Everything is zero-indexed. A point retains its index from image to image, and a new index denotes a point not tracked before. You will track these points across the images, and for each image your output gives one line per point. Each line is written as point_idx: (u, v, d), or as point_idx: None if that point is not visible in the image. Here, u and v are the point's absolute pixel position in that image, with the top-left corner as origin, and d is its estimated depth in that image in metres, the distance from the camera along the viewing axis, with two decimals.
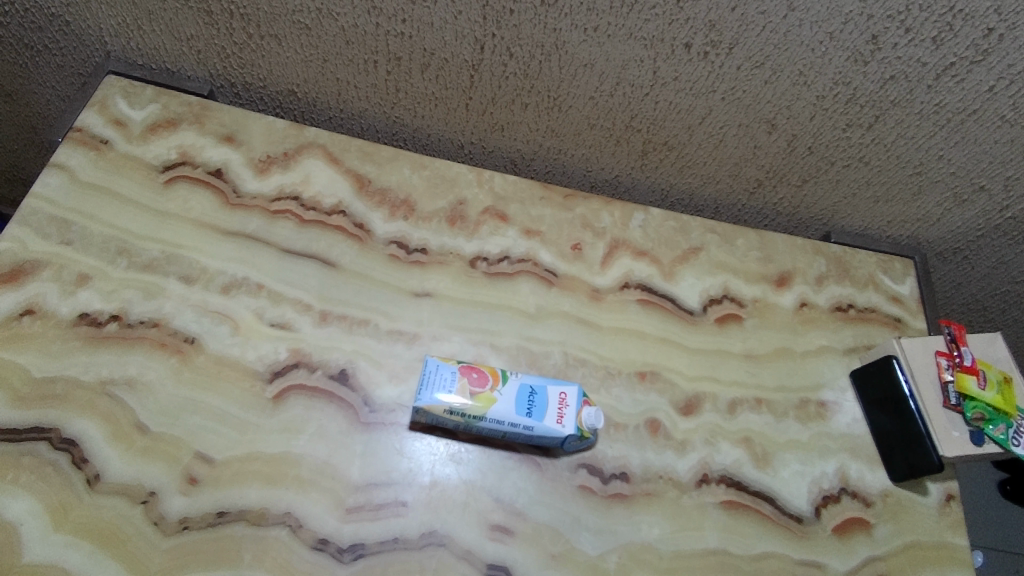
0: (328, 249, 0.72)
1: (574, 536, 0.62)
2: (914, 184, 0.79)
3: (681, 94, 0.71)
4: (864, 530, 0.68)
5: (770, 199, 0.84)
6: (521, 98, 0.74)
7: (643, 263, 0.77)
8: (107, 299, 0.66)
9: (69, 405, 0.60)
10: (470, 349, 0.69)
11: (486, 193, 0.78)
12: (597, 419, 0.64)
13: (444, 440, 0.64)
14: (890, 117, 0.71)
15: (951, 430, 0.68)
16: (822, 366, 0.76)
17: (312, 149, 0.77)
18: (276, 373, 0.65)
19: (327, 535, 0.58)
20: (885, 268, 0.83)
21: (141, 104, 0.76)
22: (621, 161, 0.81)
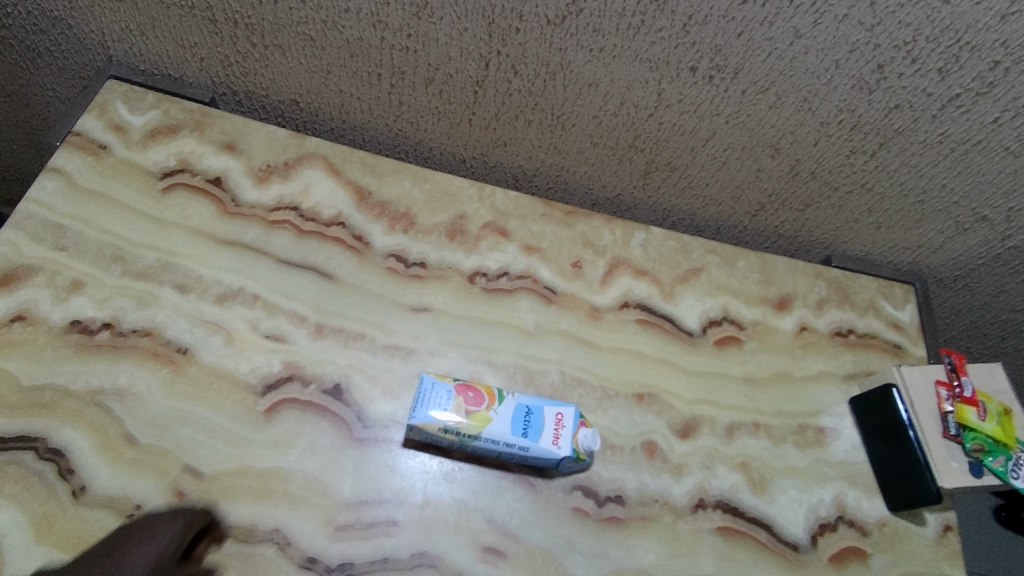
0: (325, 261, 0.71)
1: (567, 560, 0.61)
2: (916, 212, 0.79)
3: (686, 116, 0.71)
4: (860, 559, 0.67)
5: (771, 221, 0.83)
6: (524, 115, 0.74)
7: (643, 283, 0.76)
8: (100, 306, 0.65)
9: (57, 414, 0.59)
10: (467, 366, 0.68)
11: (487, 208, 0.77)
12: (593, 440, 0.63)
13: (437, 458, 0.63)
14: (895, 145, 0.71)
15: (950, 460, 0.67)
16: (822, 391, 0.75)
17: (313, 159, 0.76)
18: (269, 387, 0.64)
19: (316, 553, 0.57)
20: (886, 293, 0.83)
21: (142, 109, 0.76)
22: (623, 179, 0.81)
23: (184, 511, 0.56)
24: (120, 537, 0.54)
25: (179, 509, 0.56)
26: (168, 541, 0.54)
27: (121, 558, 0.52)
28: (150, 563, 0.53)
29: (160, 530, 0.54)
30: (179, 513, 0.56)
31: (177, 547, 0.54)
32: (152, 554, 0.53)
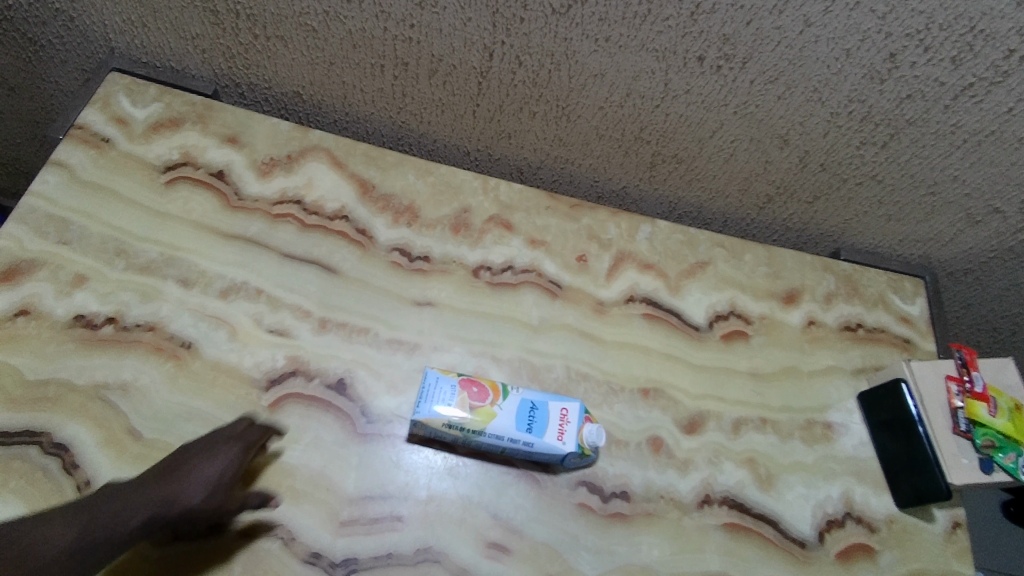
0: (329, 255, 0.71)
1: (571, 556, 0.60)
2: (927, 204, 0.78)
3: (693, 107, 0.70)
4: (868, 556, 0.66)
5: (779, 214, 0.82)
6: (529, 107, 0.73)
7: (649, 277, 0.75)
8: (104, 301, 0.65)
9: (61, 409, 0.59)
10: (471, 361, 0.68)
11: (491, 201, 0.76)
12: (598, 436, 0.63)
13: (441, 453, 0.63)
14: (906, 136, 0.70)
15: (959, 456, 0.66)
16: (829, 386, 0.74)
17: (316, 152, 0.75)
18: (272, 381, 0.64)
19: (320, 548, 0.57)
20: (896, 286, 0.82)
21: (144, 102, 0.75)
22: (629, 172, 0.80)
23: (240, 435, 0.59)
24: (180, 458, 0.56)
25: (235, 432, 0.59)
26: (227, 464, 0.56)
27: (184, 477, 0.55)
28: (212, 484, 0.55)
29: (219, 453, 0.57)
30: (236, 437, 0.58)
31: (235, 469, 0.57)
32: (214, 475, 0.55)
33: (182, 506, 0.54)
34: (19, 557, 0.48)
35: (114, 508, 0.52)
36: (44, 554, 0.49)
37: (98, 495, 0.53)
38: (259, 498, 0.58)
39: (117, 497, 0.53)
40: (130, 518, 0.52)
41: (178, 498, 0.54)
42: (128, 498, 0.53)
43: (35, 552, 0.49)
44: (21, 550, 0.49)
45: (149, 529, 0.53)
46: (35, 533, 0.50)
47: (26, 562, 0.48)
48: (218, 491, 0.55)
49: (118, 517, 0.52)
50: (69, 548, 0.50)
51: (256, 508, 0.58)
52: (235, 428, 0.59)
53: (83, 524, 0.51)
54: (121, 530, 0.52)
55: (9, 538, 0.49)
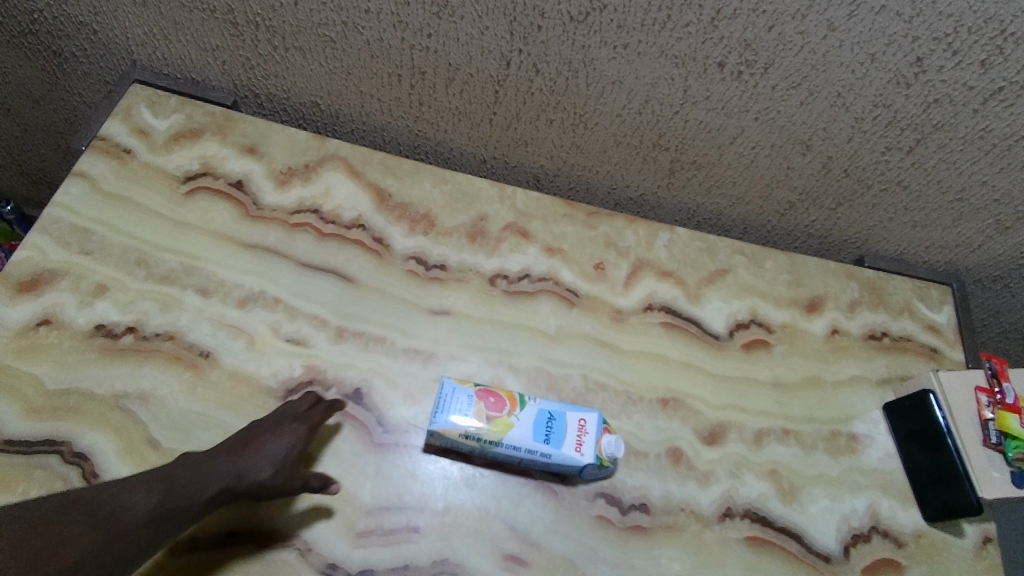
0: (345, 264, 0.71)
1: (589, 569, 0.60)
2: (954, 210, 0.76)
3: (713, 113, 0.69)
4: (895, 571, 0.64)
5: (801, 221, 0.81)
6: (546, 114, 0.73)
7: (668, 285, 0.74)
8: (124, 311, 0.66)
9: (82, 418, 0.60)
10: (488, 370, 0.67)
11: (508, 209, 0.75)
12: (617, 447, 0.62)
13: (458, 464, 0.63)
14: (933, 141, 0.69)
15: (991, 470, 0.64)
16: (854, 396, 0.73)
17: (333, 161, 0.75)
18: (289, 391, 0.64)
19: (337, 559, 0.57)
20: (922, 294, 0.80)
21: (165, 113, 0.76)
22: (647, 179, 0.79)
23: (304, 415, 0.60)
24: (248, 434, 0.58)
25: (299, 412, 0.60)
26: (293, 443, 0.58)
27: (253, 452, 0.56)
28: (278, 462, 0.57)
29: (285, 432, 0.58)
30: (301, 416, 0.60)
31: (300, 448, 0.58)
32: (281, 453, 0.57)
33: (250, 481, 0.55)
34: (105, 521, 0.49)
35: (190, 479, 0.54)
36: (128, 519, 0.50)
37: (174, 465, 0.55)
38: (320, 481, 0.58)
39: (193, 468, 0.55)
40: (205, 488, 0.54)
41: (247, 473, 0.55)
42: (203, 469, 0.55)
43: (119, 517, 0.50)
44: (106, 514, 0.50)
45: (221, 500, 0.55)
46: (117, 497, 0.51)
47: (112, 526, 0.49)
48: (284, 468, 0.57)
49: (195, 486, 0.54)
50: (150, 514, 0.51)
51: (317, 490, 0.58)
52: (300, 408, 0.60)
53: (162, 492, 0.53)
54: (197, 500, 0.53)
55: (94, 502, 0.50)
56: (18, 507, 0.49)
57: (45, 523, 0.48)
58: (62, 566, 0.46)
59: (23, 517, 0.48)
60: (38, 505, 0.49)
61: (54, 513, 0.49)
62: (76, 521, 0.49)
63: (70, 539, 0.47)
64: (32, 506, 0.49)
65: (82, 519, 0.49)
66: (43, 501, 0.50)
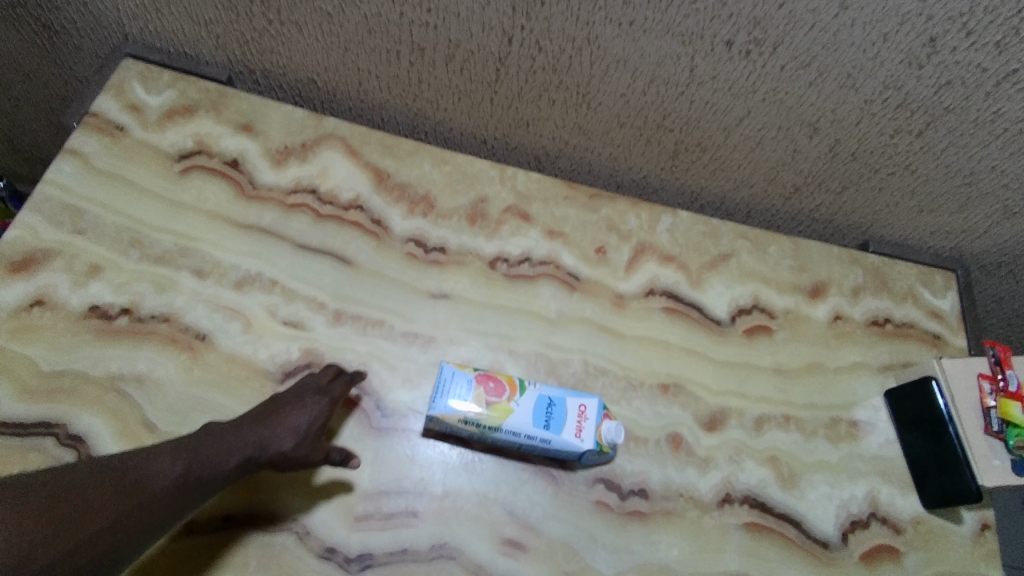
0: (343, 246, 0.70)
1: (588, 554, 0.60)
2: (962, 195, 0.75)
3: (719, 94, 0.68)
4: (893, 558, 0.64)
5: (806, 205, 0.80)
6: (549, 93, 0.71)
7: (670, 269, 0.73)
8: (119, 292, 0.65)
9: (77, 400, 0.60)
10: (487, 354, 0.67)
11: (508, 190, 0.74)
12: (617, 433, 0.61)
13: (457, 449, 0.62)
14: (942, 124, 0.67)
15: (991, 458, 0.64)
16: (855, 383, 0.72)
17: (331, 140, 0.74)
18: (287, 374, 0.64)
19: (335, 543, 0.57)
20: (926, 280, 0.79)
21: (157, 89, 0.74)
22: (650, 161, 0.78)
23: (326, 388, 0.60)
24: (270, 405, 0.58)
25: (321, 385, 0.60)
26: (316, 416, 0.58)
27: (276, 424, 0.56)
28: (300, 434, 0.57)
29: (308, 404, 0.58)
30: (323, 389, 0.60)
31: (322, 421, 0.58)
32: (304, 425, 0.57)
33: (272, 452, 0.56)
34: (132, 488, 0.48)
35: (214, 448, 0.53)
36: (153, 488, 0.49)
37: (197, 435, 0.54)
38: (341, 455, 0.58)
39: (217, 438, 0.54)
40: (228, 458, 0.53)
41: (269, 444, 0.56)
42: (227, 439, 0.54)
43: (145, 485, 0.48)
44: (132, 481, 0.48)
45: (243, 470, 0.54)
46: (143, 464, 0.50)
47: (138, 493, 0.48)
48: (306, 440, 0.57)
49: (219, 456, 0.53)
50: (175, 483, 0.50)
51: (337, 463, 0.58)
52: (321, 381, 0.61)
53: (187, 461, 0.51)
54: (221, 470, 0.53)
55: (118, 469, 0.49)
56: (43, 474, 0.47)
57: (72, 489, 0.46)
58: (89, 534, 0.44)
59: (48, 483, 0.46)
60: (63, 472, 0.47)
61: (80, 479, 0.47)
62: (103, 486, 0.47)
63: (96, 505, 0.46)
64: (57, 473, 0.47)
65: (109, 485, 0.47)
66: (67, 468, 0.48)
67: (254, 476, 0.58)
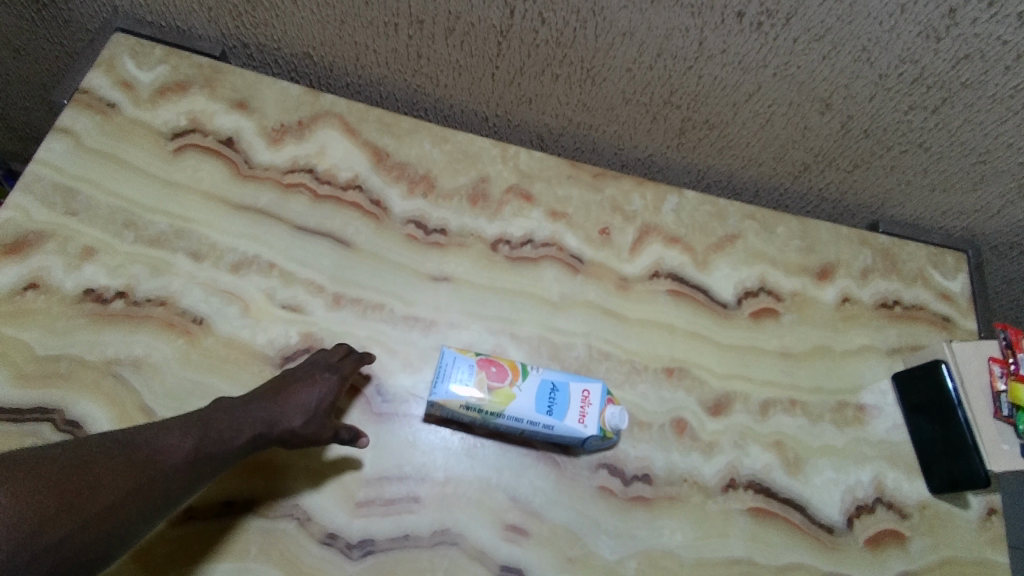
0: (342, 227, 0.68)
1: (591, 540, 0.59)
2: (976, 174, 0.73)
3: (729, 68, 0.65)
4: (898, 543, 0.64)
5: (815, 184, 0.78)
6: (552, 68, 0.69)
7: (675, 251, 0.72)
8: (113, 275, 0.64)
9: (74, 385, 0.59)
10: (489, 338, 0.66)
11: (510, 170, 0.72)
12: (621, 419, 0.60)
13: (459, 434, 0.62)
14: (959, 100, 0.65)
15: (1000, 442, 0.63)
16: (863, 366, 0.71)
17: (328, 118, 0.72)
18: (286, 358, 0.63)
19: (336, 529, 0.56)
20: (937, 261, 0.78)
21: (149, 65, 0.72)
22: (656, 138, 0.75)
23: (336, 365, 0.60)
24: (281, 382, 0.58)
25: (331, 362, 0.60)
26: (325, 393, 0.58)
27: (285, 400, 0.56)
28: (310, 411, 0.57)
29: (317, 381, 0.58)
30: (334, 366, 0.59)
31: (332, 398, 0.58)
32: (313, 402, 0.57)
33: (282, 428, 0.56)
34: (142, 463, 0.48)
35: (225, 423, 0.53)
36: (164, 463, 0.49)
37: (209, 409, 0.54)
38: (350, 433, 0.58)
39: (228, 413, 0.54)
40: (239, 433, 0.53)
41: (279, 421, 0.55)
42: (238, 414, 0.54)
43: (156, 460, 0.48)
44: (143, 456, 0.48)
45: (253, 446, 0.55)
46: (153, 439, 0.49)
47: (151, 469, 0.48)
48: (316, 417, 0.57)
49: (230, 431, 0.53)
50: (186, 458, 0.50)
51: (346, 441, 0.58)
52: (331, 358, 0.60)
53: (197, 437, 0.51)
54: (231, 446, 0.53)
55: (129, 444, 0.48)
56: (54, 447, 0.46)
57: (83, 465, 0.45)
58: (99, 509, 0.44)
59: (61, 457, 0.45)
60: (75, 446, 0.47)
61: (90, 454, 0.46)
62: (114, 460, 0.47)
63: (106, 481, 0.45)
64: (69, 447, 0.47)
65: (119, 460, 0.47)
66: (79, 443, 0.48)
67: (257, 457, 0.58)
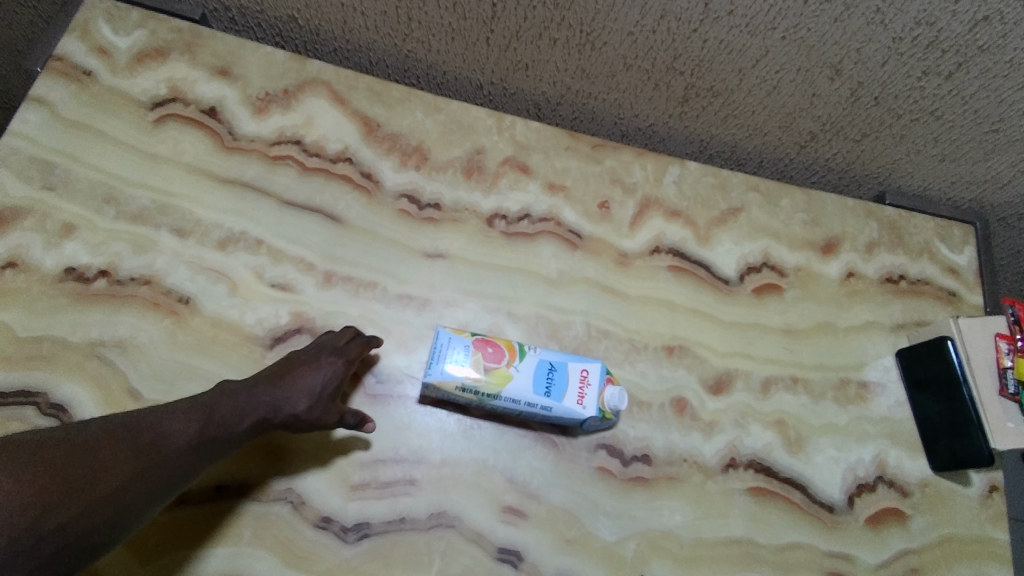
0: (332, 202, 0.66)
1: (590, 521, 0.59)
2: (988, 143, 0.70)
3: (735, 31, 0.62)
4: (898, 521, 0.64)
5: (822, 154, 0.75)
6: (549, 32, 0.66)
7: (677, 225, 0.70)
8: (95, 253, 0.61)
9: (58, 367, 0.57)
10: (485, 317, 0.64)
11: (506, 141, 0.69)
12: (620, 399, 0.59)
13: (455, 416, 0.60)
14: (975, 65, 0.62)
15: (1006, 420, 0.62)
16: (866, 343, 0.70)
17: (315, 86, 0.68)
18: (276, 339, 0.61)
19: (331, 512, 0.56)
20: (944, 234, 0.76)
21: (126, 29, 0.68)
22: (658, 107, 0.73)
23: (341, 349, 0.58)
24: (285, 365, 0.56)
25: (337, 346, 0.58)
26: (331, 377, 0.56)
27: (290, 385, 0.54)
28: (314, 396, 0.55)
29: (323, 365, 0.56)
30: (340, 349, 0.58)
31: (337, 382, 0.57)
32: (318, 387, 0.55)
33: (286, 413, 0.54)
34: (147, 448, 0.45)
35: (229, 408, 0.51)
36: (168, 447, 0.46)
37: (213, 393, 0.52)
38: (356, 418, 0.57)
39: (232, 397, 0.52)
40: (243, 419, 0.52)
41: (283, 406, 0.54)
42: (241, 399, 0.52)
43: (160, 445, 0.46)
44: (148, 441, 0.46)
45: (257, 431, 0.53)
46: (158, 423, 0.47)
47: (155, 453, 0.45)
48: (321, 402, 0.56)
49: (234, 417, 0.51)
50: (190, 444, 0.48)
51: (352, 426, 0.57)
52: (338, 342, 0.58)
53: (202, 421, 0.49)
54: (235, 430, 0.51)
55: (132, 428, 0.46)
56: (56, 431, 0.44)
57: (86, 449, 0.43)
58: (102, 494, 0.42)
59: (62, 442, 0.43)
60: (77, 429, 0.44)
61: (93, 438, 0.44)
62: (117, 445, 0.44)
63: (111, 465, 0.43)
64: (72, 431, 0.44)
65: (123, 444, 0.44)
66: (82, 426, 0.45)
67: (260, 439, 0.57)
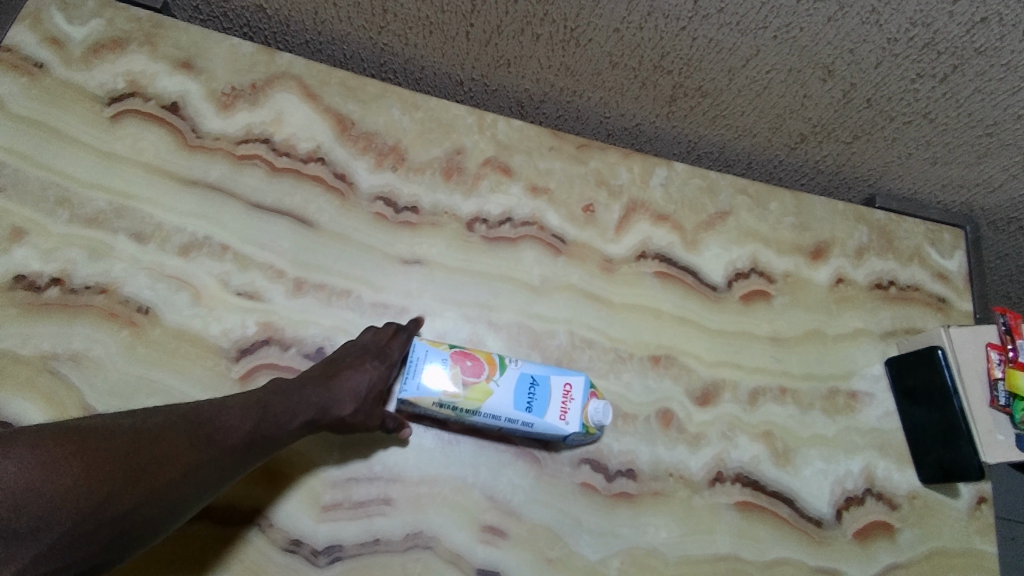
0: (302, 205, 0.62)
1: (573, 540, 0.56)
2: (982, 146, 0.69)
3: (725, 30, 0.60)
4: (887, 534, 0.62)
5: (812, 156, 0.73)
6: (532, 28, 0.62)
7: (664, 229, 0.67)
8: (47, 259, 0.57)
9: (5, 384, 0.53)
10: (465, 327, 0.61)
11: (488, 140, 0.66)
12: (605, 414, 0.56)
13: (433, 430, 0.58)
14: (971, 67, 0.61)
15: (995, 433, 0.60)
16: (855, 351, 0.68)
17: (286, 80, 0.65)
18: (243, 351, 0.58)
19: (301, 535, 0.53)
20: (934, 238, 0.74)
21: (81, 17, 0.63)
22: (645, 106, 0.70)
23: (384, 350, 0.56)
24: (330, 365, 0.54)
25: (380, 348, 0.56)
26: (375, 381, 0.54)
27: (339, 386, 0.52)
28: (360, 397, 0.53)
29: (367, 369, 0.54)
30: (384, 352, 0.55)
31: (382, 386, 0.55)
32: (364, 389, 0.53)
33: (332, 415, 0.52)
34: (204, 441, 0.44)
35: (282, 406, 0.49)
36: (224, 442, 0.45)
37: (267, 390, 0.50)
38: (395, 422, 0.55)
39: (285, 395, 0.50)
40: (294, 417, 0.50)
41: (330, 407, 0.52)
42: (294, 398, 0.50)
43: (217, 439, 0.45)
44: (205, 434, 0.44)
45: (304, 431, 0.51)
46: (215, 416, 0.46)
47: (212, 447, 0.44)
48: (365, 405, 0.53)
49: (285, 414, 0.49)
50: (244, 440, 0.46)
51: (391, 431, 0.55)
52: (380, 342, 0.56)
53: (256, 419, 0.47)
54: (285, 430, 0.49)
55: (193, 418, 0.45)
56: (124, 418, 0.43)
57: (151, 438, 0.42)
58: (161, 485, 0.41)
59: (130, 429, 0.42)
60: (144, 417, 0.43)
61: (158, 427, 0.43)
62: (179, 436, 0.43)
63: (174, 455, 0.42)
64: (140, 418, 0.43)
65: (185, 436, 0.43)
66: (150, 413, 0.44)
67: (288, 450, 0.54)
